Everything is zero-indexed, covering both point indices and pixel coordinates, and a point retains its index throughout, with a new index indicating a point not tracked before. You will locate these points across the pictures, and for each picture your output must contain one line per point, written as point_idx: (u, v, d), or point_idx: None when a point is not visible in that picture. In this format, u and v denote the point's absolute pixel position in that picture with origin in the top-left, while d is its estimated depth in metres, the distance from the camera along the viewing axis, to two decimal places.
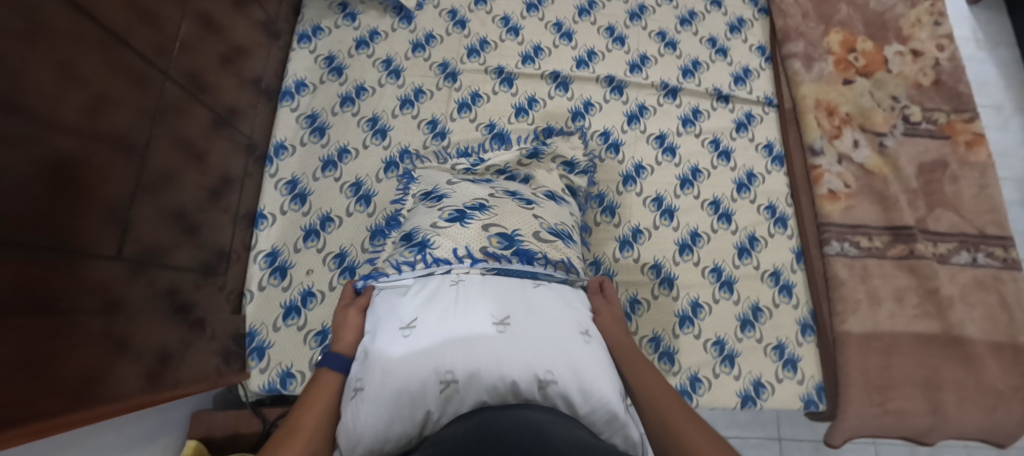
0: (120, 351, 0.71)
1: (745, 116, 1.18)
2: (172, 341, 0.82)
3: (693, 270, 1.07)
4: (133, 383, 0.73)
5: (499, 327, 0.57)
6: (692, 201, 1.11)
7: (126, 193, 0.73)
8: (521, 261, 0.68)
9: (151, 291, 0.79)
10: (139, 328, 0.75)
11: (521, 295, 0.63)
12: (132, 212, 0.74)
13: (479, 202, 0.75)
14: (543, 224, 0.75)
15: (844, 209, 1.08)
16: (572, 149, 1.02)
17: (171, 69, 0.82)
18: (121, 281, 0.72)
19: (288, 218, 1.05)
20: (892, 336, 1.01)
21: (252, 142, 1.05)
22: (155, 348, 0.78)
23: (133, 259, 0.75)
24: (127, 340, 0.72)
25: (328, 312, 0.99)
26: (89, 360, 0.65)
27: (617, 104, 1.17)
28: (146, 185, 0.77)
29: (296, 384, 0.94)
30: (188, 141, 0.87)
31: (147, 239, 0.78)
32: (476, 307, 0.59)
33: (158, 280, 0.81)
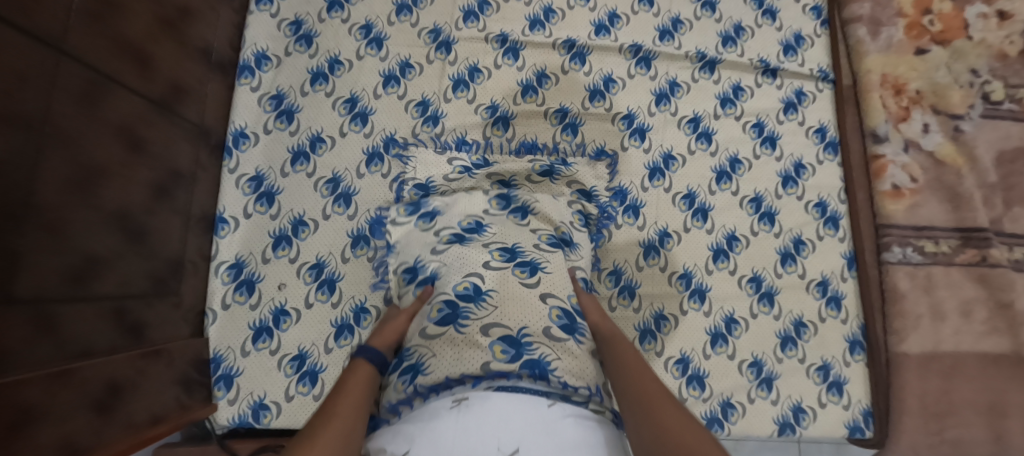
0: (42, 410, 0.56)
1: (795, 95, 0.99)
2: (121, 375, 0.69)
3: (728, 280, 0.92)
4: (73, 434, 0.60)
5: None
6: (729, 198, 0.94)
7: (36, 208, 0.56)
8: (533, 377, 0.49)
9: (90, 318, 0.65)
10: (78, 369, 0.61)
11: (536, 416, 0.45)
12: (45, 231, 0.57)
13: (473, 285, 0.58)
14: (553, 308, 0.59)
15: (908, 208, 0.92)
16: (594, 178, 0.89)
17: (84, 39, 0.63)
18: (50, 304, 0.59)
19: (254, 223, 0.89)
20: (956, 357, 0.88)
21: (204, 128, 0.87)
22: (96, 389, 0.64)
23: (52, 291, 0.59)
24: (54, 393, 0.58)
25: (305, 333, 0.85)
26: (23, 406, 0.53)
27: (643, 80, 0.97)
28: (62, 192, 0.59)
29: (271, 417, 0.82)
30: (124, 126, 0.70)
31: (81, 250, 0.63)
32: (478, 434, 0.42)
33: (93, 307, 0.65)
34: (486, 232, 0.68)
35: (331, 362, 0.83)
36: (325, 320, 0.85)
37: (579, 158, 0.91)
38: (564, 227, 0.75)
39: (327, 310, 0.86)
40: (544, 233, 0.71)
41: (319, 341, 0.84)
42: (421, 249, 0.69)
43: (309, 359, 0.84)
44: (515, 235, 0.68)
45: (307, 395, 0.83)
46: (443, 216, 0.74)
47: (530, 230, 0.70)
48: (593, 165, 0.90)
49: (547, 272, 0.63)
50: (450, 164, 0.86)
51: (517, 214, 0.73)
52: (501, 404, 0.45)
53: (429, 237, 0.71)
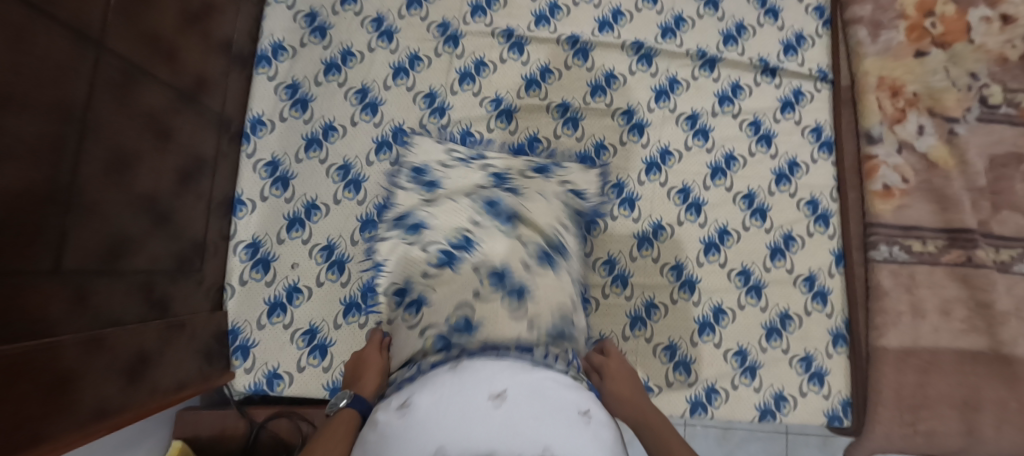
0: (73, 371, 0.62)
1: (793, 94, 1.01)
2: (148, 345, 0.75)
3: (717, 273, 0.96)
4: (103, 397, 0.67)
5: (493, 403, 0.48)
6: (722, 194, 0.98)
7: (66, 190, 0.60)
8: (519, 348, 0.60)
9: (121, 291, 0.72)
10: (107, 339, 0.68)
11: (522, 374, 0.54)
12: (74, 212, 0.62)
13: (464, 317, 0.64)
14: (541, 332, 0.65)
15: (896, 208, 0.95)
16: (584, 180, 0.87)
17: (115, 36, 0.68)
18: (88, 276, 0.65)
19: (270, 205, 0.94)
20: (933, 352, 0.92)
21: (226, 117, 0.93)
22: (125, 357, 0.71)
23: (85, 266, 0.65)
24: (86, 357, 0.64)
25: (316, 309, 0.91)
26: (62, 366, 0.60)
27: (644, 77, 1.00)
28: (94, 178, 0.65)
29: (284, 386, 0.88)
30: (150, 115, 0.75)
31: (112, 228, 0.69)
32: (473, 383, 0.52)
33: (123, 282, 0.72)
34: (474, 251, 0.70)
35: (339, 337, 0.90)
36: (334, 299, 0.91)
37: (572, 160, 0.89)
38: (555, 236, 0.74)
39: (337, 288, 0.91)
40: (534, 245, 0.71)
41: (329, 317, 0.90)
42: (411, 271, 0.73)
43: (319, 334, 0.90)
44: (503, 255, 0.68)
45: (317, 367, 0.89)
46: (429, 230, 0.75)
47: (520, 243, 0.70)
48: (585, 168, 0.88)
49: (534, 294, 0.66)
50: (447, 154, 0.85)
51: (505, 223, 0.72)
52: (486, 363, 0.56)
53: (417, 251, 0.73)
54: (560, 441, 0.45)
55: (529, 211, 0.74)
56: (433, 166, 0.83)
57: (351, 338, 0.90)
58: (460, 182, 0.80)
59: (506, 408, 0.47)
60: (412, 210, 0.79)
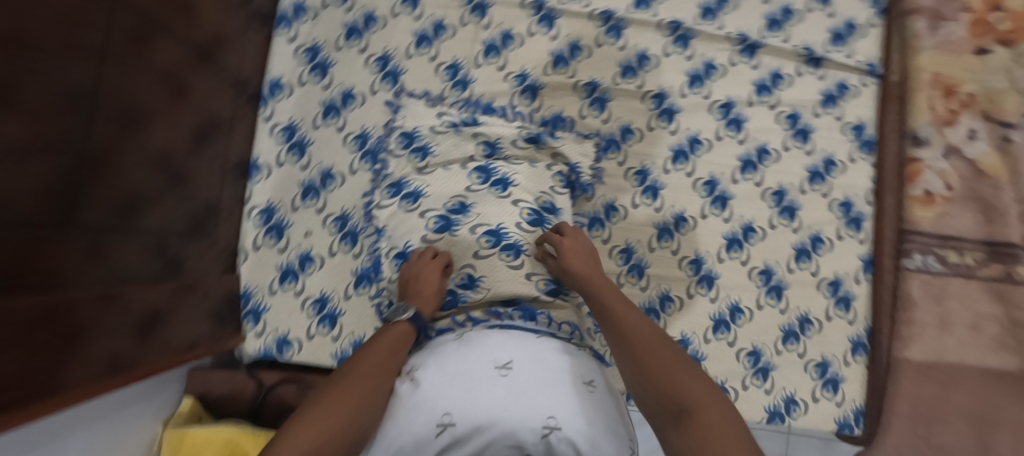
0: (86, 326, 0.62)
1: (837, 87, 0.95)
2: (160, 304, 0.76)
3: (738, 270, 0.92)
4: (116, 352, 0.68)
5: (500, 371, 0.56)
6: (751, 188, 0.93)
7: (82, 143, 0.59)
8: (524, 317, 0.69)
9: (135, 249, 0.71)
10: (120, 295, 0.68)
11: (527, 346, 0.61)
12: (87, 166, 0.61)
13: (467, 275, 0.72)
14: (538, 281, 0.72)
15: (936, 216, 0.91)
16: (580, 155, 0.86)
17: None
18: (103, 231, 0.65)
19: (285, 171, 0.93)
20: (957, 368, 0.88)
21: (242, 78, 0.90)
22: (136, 314, 0.71)
23: (100, 221, 0.64)
24: (99, 312, 0.65)
25: (328, 279, 0.90)
26: (75, 319, 0.60)
27: (679, 59, 0.95)
28: (109, 132, 0.64)
29: (293, 352, 0.89)
30: (166, 71, 0.73)
31: (127, 184, 0.68)
32: (479, 356, 0.58)
33: (137, 240, 0.72)
34: (470, 214, 0.75)
35: (349, 308, 0.89)
36: (347, 269, 0.90)
37: (567, 133, 0.88)
38: (544, 197, 0.79)
39: (349, 259, 0.91)
40: (525, 206, 0.76)
41: (340, 287, 0.90)
42: (412, 235, 0.76)
43: (330, 303, 0.90)
44: (497, 215, 0.74)
45: (327, 336, 0.89)
46: (426, 197, 0.78)
47: (512, 205, 0.75)
48: (580, 141, 0.87)
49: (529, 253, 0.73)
50: (438, 118, 0.87)
51: (497, 188, 0.77)
52: (494, 336, 0.62)
53: (415, 218, 0.77)
54: (561, 406, 0.53)
55: (519, 177, 0.79)
56: (422, 129, 0.86)
57: (360, 310, 0.89)
58: (450, 150, 0.83)
59: (507, 379, 0.55)
60: (406, 177, 0.82)
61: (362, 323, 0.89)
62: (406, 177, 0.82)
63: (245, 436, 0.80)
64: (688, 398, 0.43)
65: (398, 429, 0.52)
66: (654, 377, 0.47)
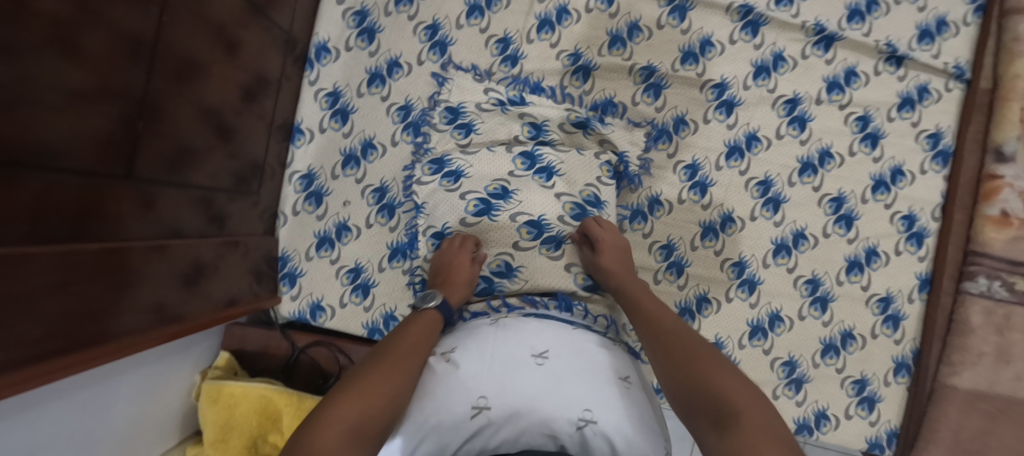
0: (137, 276, 0.64)
1: (917, 90, 0.87)
2: (204, 257, 0.77)
3: (783, 278, 0.88)
4: (163, 301, 0.70)
5: (537, 359, 0.55)
6: (808, 193, 0.88)
7: (139, 95, 0.59)
8: (559, 309, 0.69)
9: (185, 202, 0.73)
10: (169, 248, 0.69)
11: (563, 335, 0.60)
12: (141, 118, 0.60)
13: (505, 263, 0.72)
14: (577, 274, 0.72)
15: (1009, 239, 0.83)
16: (628, 144, 0.83)
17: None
18: (157, 182, 0.66)
19: (327, 137, 0.92)
20: (1010, 401, 0.84)
21: (291, 38, 0.88)
22: (183, 266, 0.73)
23: (153, 174, 0.65)
24: (150, 262, 0.66)
25: (363, 249, 0.91)
26: (128, 266, 0.62)
27: (746, 48, 0.88)
28: (165, 83, 0.63)
29: (326, 318, 0.91)
30: (220, 24, 0.71)
31: (180, 137, 0.68)
32: (516, 342, 0.58)
33: (187, 194, 0.72)
34: (512, 200, 0.73)
35: (383, 280, 0.90)
36: (381, 242, 0.90)
37: (617, 120, 0.85)
38: (588, 190, 0.76)
39: (385, 232, 0.90)
40: (570, 201, 0.74)
41: (375, 259, 0.90)
42: (450, 215, 0.74)
43: (363, 273, 0.90)
44: (540, 206, 0.73)
45: (359, 305, 0.90)
46: (468, 178, 0.75)
47: (557, 198, 0.74)
48: (631, 130, 0.84)
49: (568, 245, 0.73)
50: (485, 94, 0.83)
51: (542, 178, 0.75)
52: (530, 324, 0.62)
53: (454, 199, 0.74)
54: (598, 399, 0.52)
55: (566, 169, 0.76)
56: (468, 103, 0.82)
57: (394, 282, 0.90)
58: (495, 131, 0.80)
59: (546, 368, 0.54)
60: (449, 155, 0.78)
61: (395, 296, 0.90)
62: (448, 155, 0.78)
63: (277, 394, 0.83)
64: (732, 402, 0.40)
65: (436, 405, 0.50)
66: (699, 378, 0.44)
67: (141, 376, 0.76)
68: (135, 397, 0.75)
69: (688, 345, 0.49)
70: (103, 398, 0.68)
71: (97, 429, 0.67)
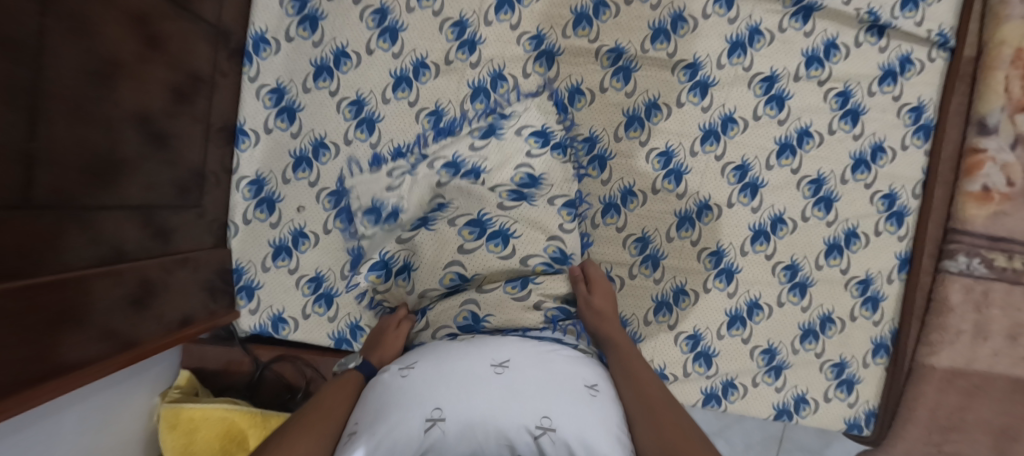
0: (74, 305, 0.58)
1: (899, 62, 0.83)
2: (152, 275, 0.72)
3: (761, 265, 0.85)
4: (111, 321, 0.65)
5: (496, 369, 0.52)
6: (786, 176, 0.84)
7: (46, 104, 0.51)
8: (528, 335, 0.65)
9: (122, 218, 0.66)
10: (109, 269, 0.63)
11: (526, 347, 0.57)
12: (47, 132, 0.52)
13: (471, 314, 0.65)
14: (549, 310, 0.67)
15: (991, 215, 0.81)
16: (585, 150, 0.81)
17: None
18: (87, 200, 0.60)
19: (274, 139, 0.84)
20: (984, 376, 0.84)
21: (224, 29, 0.80)
22: (130, 287, 0.67)
23: (76, 195, 0.58)
24: (91, 286, 0.61)
25: (324, 257, 0.85)
26: (70, 292, 0.57)
27: (719, 23, 0.82)
28: (74, 88, 0.55)
29: (289, 331, 0.86)
30: (139, 16, 0.63)
31: (107, 148, 0.61)
32: (477, 352, 0.54)
33: (118, 209, 0.65)
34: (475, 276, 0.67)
35: (346, 288, 0.85)
36: (343, 247, 0.85)
37: (572, 144, 0.83)
38: (554, 245, 0.68)
39: (345, 238, 0.85)
40: (539, 264, 0.67)
41: (336, 266, 0.85)
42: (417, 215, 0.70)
43: (325, 282, 0.86)
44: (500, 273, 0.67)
45: (323, 316, 0.86)
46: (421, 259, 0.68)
47: (523, 263, 0.67)
48: (585, 141, 0.80)
49: (536, 283, 0.67)
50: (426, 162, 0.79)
51: (499, 244, 0.66)
52: (496, 339, 0.58)
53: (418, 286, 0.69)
54: (559, 407, 0.48)
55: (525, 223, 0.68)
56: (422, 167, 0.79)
57: (358, 291, 0.85)
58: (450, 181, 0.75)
59: (504, 378, 0.50)
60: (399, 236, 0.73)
61: (360, 305, 0.86)
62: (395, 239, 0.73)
63: (241, 415, 0.79)
64: None
65: (390, 425, 0.47)
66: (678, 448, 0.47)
67: (90, 406, 0.71)
68: (84, 430, 0.70)
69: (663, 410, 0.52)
70: (50, 433, 0.63)
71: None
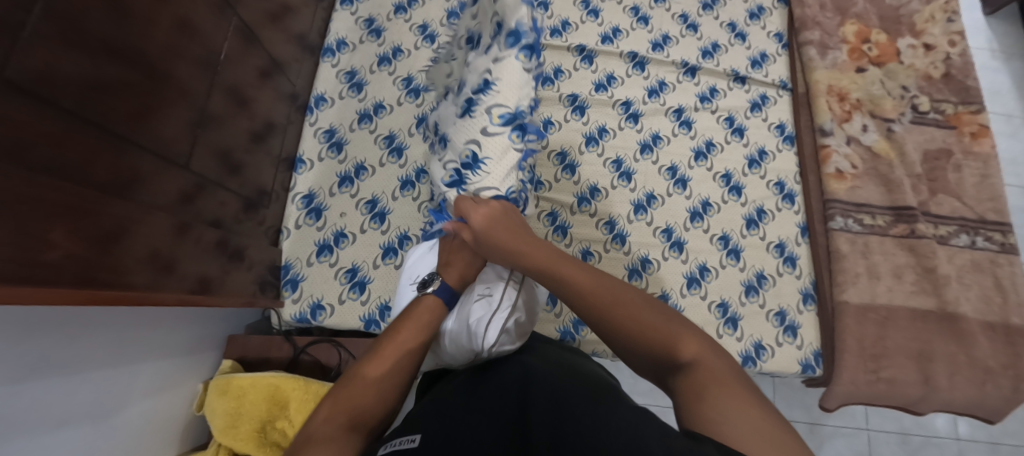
0: (142, 284, 0.68)
1: (760, 98, 1.23)
2: (210, 272, 0.84)
3: (701, 237, 1.12)
4: (176, 299, 0.74)
5: (481, 294, 0.77)
6: (704, 172, 1.17)
7: (154, 134, 0.72)
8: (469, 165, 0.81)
9: (199, 221, 0.83)
10: (175, 267, 0.75)
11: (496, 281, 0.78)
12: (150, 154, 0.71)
13: (472, 152, 0.82)
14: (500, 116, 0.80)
15: (849, 188, 1.14)
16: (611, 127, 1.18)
17: (213, 16, 0.84)
18: (175, 206, 0.76)
19: (325, 165, 1.12)
20: (889, 309, 1.06)
21: (295, 92, 1.12)
22: (191, 278, 0.79)
23: (164, 200, 0.74)
24: (157, 273, 0.71)
25: (360, 251, 1.05)
26: (135, 270, 0.67)
27: (638, 79, 1.22)
28: (180, 127, 0.77)
29: (326, 315, 1.01)
30: (238, 86, 0.93)
31: (196, 173, 0.82)
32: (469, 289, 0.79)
33: (195, 214, 0.82)
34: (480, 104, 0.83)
35: (377, 275, 1.04)
36: (374, 243, 1.06)
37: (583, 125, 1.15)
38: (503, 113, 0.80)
39: (378, 235, 1.06)
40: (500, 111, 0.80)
41: (370, 258, 1.05)
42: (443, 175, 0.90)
43: (360, 272, 1.04)
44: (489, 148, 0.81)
45: (356, 300, 1.02)
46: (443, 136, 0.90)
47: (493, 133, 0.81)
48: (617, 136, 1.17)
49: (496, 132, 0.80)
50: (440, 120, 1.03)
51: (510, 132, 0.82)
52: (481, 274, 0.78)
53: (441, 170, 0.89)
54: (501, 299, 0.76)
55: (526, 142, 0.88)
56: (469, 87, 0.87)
57: (387, 277, 1.04)
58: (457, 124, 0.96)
59: (476, 300, 0.76)
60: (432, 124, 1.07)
61: (389, 288, 1.03)
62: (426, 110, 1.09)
63: (285, 380, 0.90)
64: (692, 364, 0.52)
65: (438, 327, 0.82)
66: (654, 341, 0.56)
67: (139, 370, 0.78)
68: (145, 398, 0.79)
69: (631, 313, 0.58)
70: (117, 380, 0.73)
71: (99, 416, 0.70)
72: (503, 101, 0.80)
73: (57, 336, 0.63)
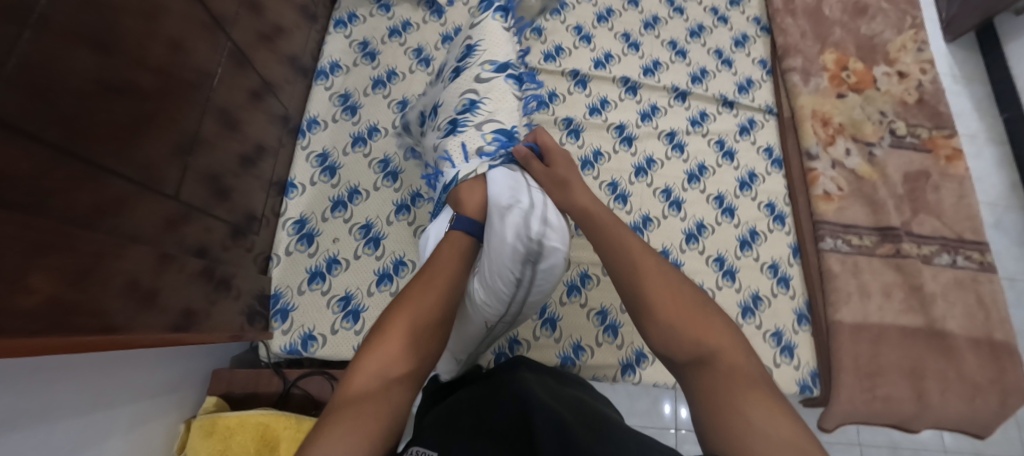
0: (119, 322, 0.63)
1: (748, 122, 1.27)
2: (194, 304, 0.79)
3: (697, 258, 1.13)
4: (156, 337, 0.69)
5: (512, 205, 0.72)
6: (697, 195, 1.18)
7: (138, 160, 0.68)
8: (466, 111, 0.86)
9: (182, 250, 0.78)
10: (157, 297, 0.71)
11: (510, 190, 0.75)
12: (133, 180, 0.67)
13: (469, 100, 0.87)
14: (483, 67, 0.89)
15: (837, 209, 1.17)
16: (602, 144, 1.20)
17: (204, 39, 0.81)
18: (157, 236, 0.72)
19: (318, 189, 1.09)
20: (881, 327, 1.08)
21: (287, 115, 1.10)
22: (173, 312, 0.74)
23: (145, 230, 0.69)
24: (135, 307, 0.66)
25: (353, 278, 1.02)
26: (112, 306, 0.62)
27: (631, 103, 1.25)
28: (166, 153, 0.73)
29: (318, 346, 0.97)
30: (227, 109, 0.89)
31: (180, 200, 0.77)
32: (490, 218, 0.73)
33: (179, 243, 0.77)
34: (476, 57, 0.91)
35: (372, 303, 1.00)
36: (368, 270, 1.03)
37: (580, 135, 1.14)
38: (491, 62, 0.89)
39: (372, 261, 1.04)
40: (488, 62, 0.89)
41: (363, 285, 1.02)
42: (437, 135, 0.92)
43: (353, 300, 1.01)
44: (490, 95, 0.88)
45: (349, 330, 0.98)
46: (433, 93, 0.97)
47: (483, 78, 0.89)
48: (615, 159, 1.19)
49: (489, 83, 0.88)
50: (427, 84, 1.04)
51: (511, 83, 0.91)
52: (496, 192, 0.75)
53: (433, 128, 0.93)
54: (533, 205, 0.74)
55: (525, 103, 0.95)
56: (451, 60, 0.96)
57: (382, 305, 1.00)
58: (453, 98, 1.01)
59: (515, 213, 0.71)
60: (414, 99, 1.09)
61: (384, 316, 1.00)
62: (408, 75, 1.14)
63: (275, 418, 0.85)
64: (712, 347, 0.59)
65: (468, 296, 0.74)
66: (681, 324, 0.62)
67: (116, 414, 0.73)
68: (123, 443, 0.74)
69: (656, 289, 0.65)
70: (91, 425, 0.68)
71: None
72: (492, 54, 0.90)
73: (32, 383, 0.58)
